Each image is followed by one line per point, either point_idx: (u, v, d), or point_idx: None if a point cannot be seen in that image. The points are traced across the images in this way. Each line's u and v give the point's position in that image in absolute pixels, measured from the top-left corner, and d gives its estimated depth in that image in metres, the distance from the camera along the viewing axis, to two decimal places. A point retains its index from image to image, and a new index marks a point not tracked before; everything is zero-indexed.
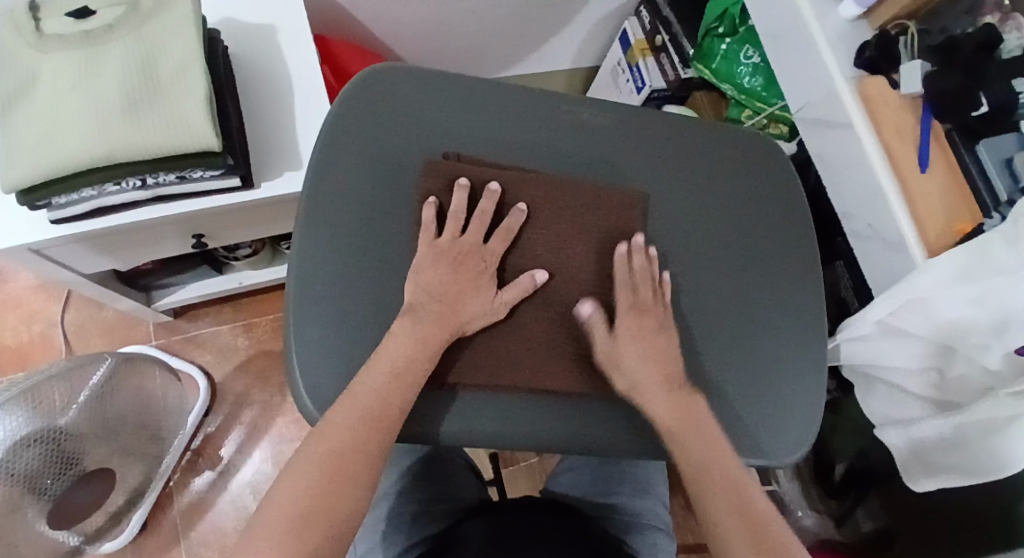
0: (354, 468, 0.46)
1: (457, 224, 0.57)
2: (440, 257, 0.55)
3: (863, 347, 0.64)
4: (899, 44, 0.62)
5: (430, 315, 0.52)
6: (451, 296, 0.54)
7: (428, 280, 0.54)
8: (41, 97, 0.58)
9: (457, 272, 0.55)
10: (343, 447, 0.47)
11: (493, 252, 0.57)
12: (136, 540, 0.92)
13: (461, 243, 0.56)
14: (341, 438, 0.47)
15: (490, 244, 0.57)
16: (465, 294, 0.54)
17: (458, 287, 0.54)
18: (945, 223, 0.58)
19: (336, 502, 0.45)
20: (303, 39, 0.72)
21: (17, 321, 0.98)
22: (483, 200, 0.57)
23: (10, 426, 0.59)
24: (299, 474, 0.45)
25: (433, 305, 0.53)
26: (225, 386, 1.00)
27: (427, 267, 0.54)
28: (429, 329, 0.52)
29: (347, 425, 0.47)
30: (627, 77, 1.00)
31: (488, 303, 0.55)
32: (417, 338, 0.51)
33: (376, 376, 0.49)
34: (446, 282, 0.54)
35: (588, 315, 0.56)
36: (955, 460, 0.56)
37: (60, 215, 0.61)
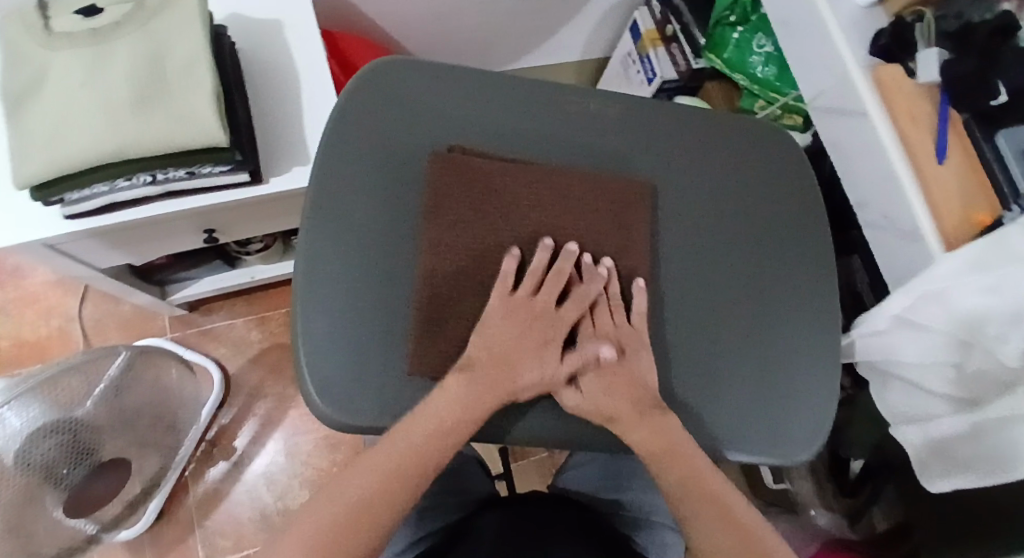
0: (376, 515, 0.47)
1: (534, 282, 0.54)
2: (511, 313, 0.53)
3: (878, 343, 0.63)
4: (915, 31, 0.59)
5: (486, 376, 0.51)
6: (511, 357, 0.52)
7: (494, 338, 0.52)
8: (51, 94, 0.59)
9: (525, 334, 0.53)
10: (366, 494, 0.47)
11: (567, 317, 0.55)
12: (153, 528, 0.94)
13: (532, 303, 0.54)
14: (365, 484, 0.48)
15: (565, 310, 0.55)
16: (527, 356, 0.53)
17: (520, 347, 0.53)
18: (960, 214, 0.56)
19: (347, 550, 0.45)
20: (309, 33, 0.73)
21: (37, 314, 1.01)
22: (564, 262, 0.55)
23: (26, 416, 0.61)
24: (322, 507, 0.47)
25: (490, 365, 0.52)
26: (239, 378, 1.01)
27: (501, 324, 0.53)
28: (484, 392, 0.51)
29: (379, 472, 0.48)
30: (638, 68, 0.99)
31: (552, 369, 0.53)
32: (468, 399, 0.50)
33: (416, 432, 0.49)
34: (510, 344, 0.53)
35: (608, 358, 0.53)
36: (970, 457, 0.55)
37: (74, 211, 0.62)
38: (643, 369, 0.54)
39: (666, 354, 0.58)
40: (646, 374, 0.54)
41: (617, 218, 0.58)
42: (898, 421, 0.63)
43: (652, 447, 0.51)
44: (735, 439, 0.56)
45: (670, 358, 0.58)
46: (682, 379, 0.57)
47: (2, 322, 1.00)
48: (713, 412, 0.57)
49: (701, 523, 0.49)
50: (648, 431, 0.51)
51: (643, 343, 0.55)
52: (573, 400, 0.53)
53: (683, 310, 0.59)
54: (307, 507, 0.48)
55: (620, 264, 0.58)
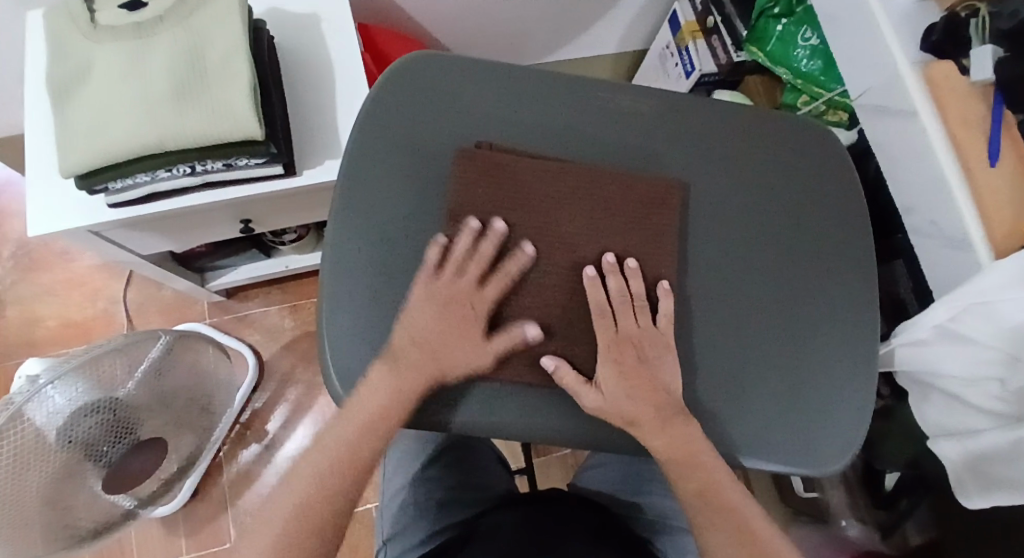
0: (320, 512, 0.49)
1: (456, 266, 0.53)
2: (430, 298, 0.52)
3: (917, 353, 0.60)
4: (970, 27, 0.56)
5: (410, 361, 0.51)
6: (438, 344, 0.51)
7: (418, 324, 0.51)
8: (96, 85, 0.61)
9: (447, 317, 0.52)
10: (318, 493, 0.50)
11: (486, 299, 0.53)
12: (188, 506, 0.97)
13: (454, 286, 0.53)
14: (314, 483, 0.50)
15: (486, 292, 0.53)
16: (452, 343, 0.52)
17: (444, 333, 0.52)
18: (1013, 222, 0.54)
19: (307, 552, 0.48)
20: (344, 27, 0.73)
21: (84, 295, 1.05)
22: (486, 244, 0.54)
23: (70, 395, 0.64)
24: (273, 514, 0.49)
25: (415, 351, 0.51)
26: (271, 364, 1.04)
27: (421, 313, 0.52)
28: (408, 380, 0.50)
29: (319, 469, 0.51)
30: (676, 60, 0.95)
31: (475, 357, 0.52)
32: (393, 387, 0.50)
33: (351, 425, 0.51)
34: (433, 330, 0.51)
35: (553, 368, 0.52)
36: (1012, 475, 0.53)
37: (117, 199, 0.64)
38: (666, 372, 0.53)
39: (691, 357, 0.56)
40: (668, 378, 0.53)
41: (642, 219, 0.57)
42: (936, 435, 0.61)
43: (671, 452, 0.50)
44: (759, 447, 0.55)
45: (695, 362, 0.56)
46: (707, 384, 0.56)
47: (52, 302, 1.04)
48: (738, 418, 0.55)
49: (716, 531, 0.49)
50: (668, 436, 0.50)
51: (667, 345, 0.54)
52: (594, 400, 0.51)
53: (709, 313, 0.58)
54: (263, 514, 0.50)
55: (645, 265, 0.57)
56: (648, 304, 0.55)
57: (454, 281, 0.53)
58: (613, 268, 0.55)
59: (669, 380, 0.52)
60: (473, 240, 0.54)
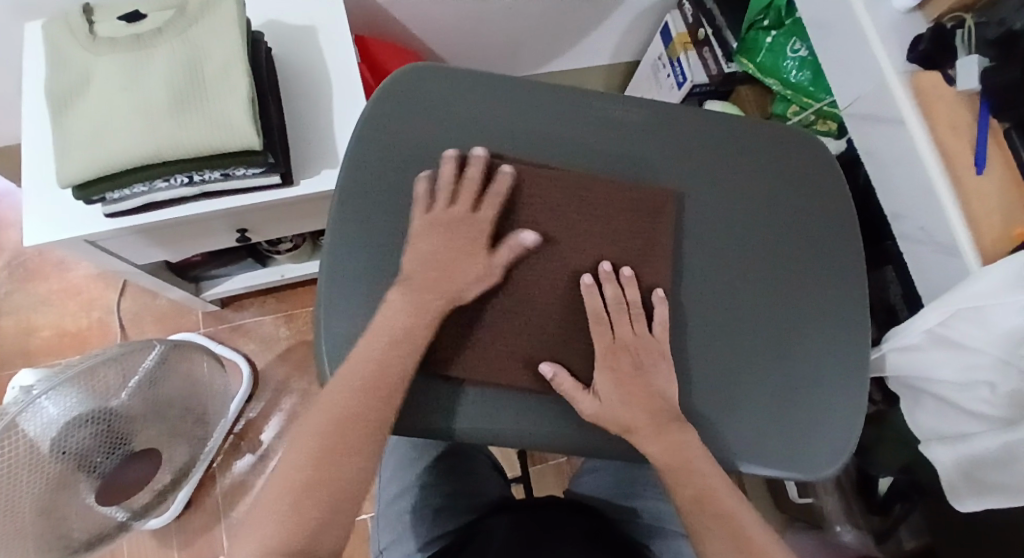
0: (358, 436, 0.47)
1: (449, 195, 0.55)
2: (433, 227, 0.54)
3: (909, 358, 0.61)
4: (956, 37, 0.58)
5: (421, 281, 0.52)
6: (445, 265, 0.53)
7: (423, 250, 0.53)
8: (96, 96, 0.62)
9: (451, 241, 0.54)
10: (354, 407, 0.47)
11: (485, 219, 0.55)
12: (181, 517, 0.96)
13: (451, 213, 0.54)
14: (342, 408, 0.47)
15: (482, 212, 0.55)
16: (459, 260, 0.53)
17: (450, 254, 0.53)
18: (1001, 229, 0.55)
19: (337, 479, 0.45)
20: (342, 38, 0.74)
21: (78, 305, 1.05)
22: (471, 168, 0.56)
23: (64, 405, 0.63)
24: (303, 445, 0.46)
25: (424, 273, 0.52)
26: (266, 374, 1.03)
27: (424, 238, 0.53)
28: (421, 297, 0.51)
29: (350, 394, 0.48)
30: (668, 72, 0.97)
31: (481, 269, 0.53)
32: (412, 306, 0.51)
33: (377, 344, 0.49)
34: (439, 253, 0.53)
35: (553, 373, 0.52)
36: (1006, 477, 0.54)
37: (114, 210, 0.64)
38: (662, 378, 0.53)
39: (686, 363, 0.57)
40: (664, 384, 0.53)
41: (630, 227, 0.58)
42: (928, 439, 0.62)
43: (668, 456, 0.50)
44: (753, 451, 0.55)
45: (691, 368, 0.57)
46: (702, 389, 0.56)
47: (45, 311, 1.04)
48: (734, 423, 0.56)
49: (713, 535, 0.49)
50: (665, 441, 0.51)
51: (662, 353, 0.55)
52: (591, 406, 0.52)
53: (704, 319, 0.58)
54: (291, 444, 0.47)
55: (640, 274, 0.57)
56: (644, 313, 0.56)
57: (451, 208, 0.55)
58: (610, 277, 0.56)
59: (666, 386, 0.53)
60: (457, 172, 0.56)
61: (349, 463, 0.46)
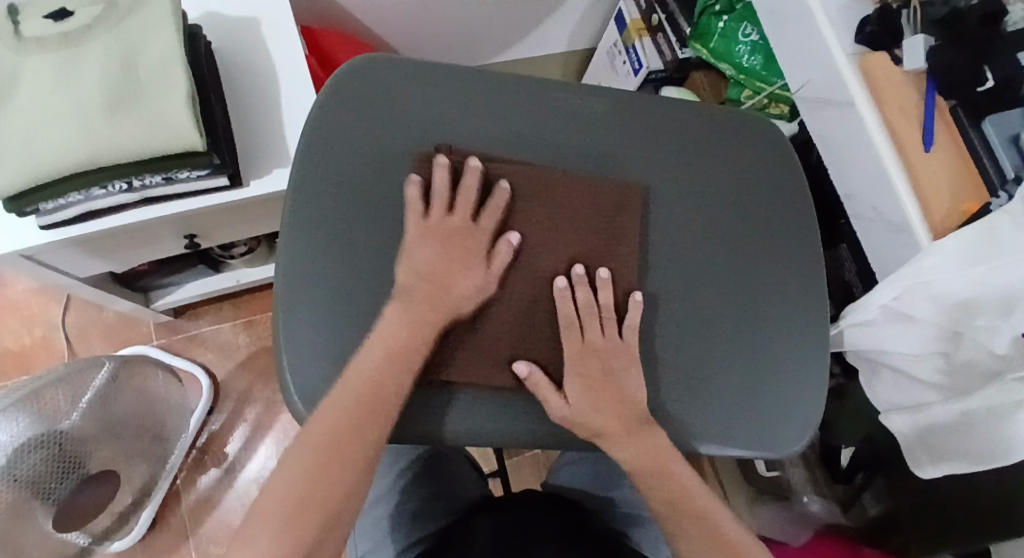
0: (351, 453, 0.46)
1: (444, 203, 0.55)
2: (427, 237, 0.53)
3: (865, 333, 0.63)
4: (901, 17, 0.60)
5: (418, 299, 0.51)
6: (441, 278, 0.52)
7: (418, 262, 0.52)
8: (23, 101, 0.58)
9: (447, 250, 0.54)
10: (348, 424, 0.46)
11: (483, 230, 0.55)
12: (146, 538, 0.93)
13: (447, 223, 0.54)
14: (336, 424, 0.46)
15: (480, 223, 0.55)
16: (455, 272, 0.53)
17: (447, 268, 0.53)
18: (949, 204, 0.56)
19: (332, 495, 0.44)
20: (287, 28, 0.71)
21: (18, 323, 0.99)
22: (467, 177, 0.55)
23: (11, 430, 0.60)
24: (293, 461, 0.45)
25: (422, 287, 0.52)
26: (227, 384, 1.00)
27: (422, 246, 0.53)
28: (417, 313, 0.51)
29: (342, 409, 0.47)
30: (624, 59, 0.97)
31: (479, 281, 0.54)
32: (408, 322, 0.50)
33: (368, 367, 0.48)
34: (436, 264, 0.53)
35: (525, 375, 0.52)
36: (957, 445, 0.56)
37: (50, 221, 0.60)
38: (632, 383, 0.53)
39: (656, 353, 0.57)
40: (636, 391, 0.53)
41: (603, 341, 0.54)
42: (887, 411, 0.63)
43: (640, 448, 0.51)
44: (727, 439, 0.56)
45: (661, 357, 0.57)
46: (670, 378, 0.57)
47: None
48: (705, 410, 0.56)
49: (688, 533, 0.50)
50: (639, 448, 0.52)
51: (632, 357, 0.54)
52: (561, 409, 0.52)
53: (674, 305, 0.59)
54: (283, 461, 0.46)
55: (615, 273, 0.57)
56: (614, 316, 0.55)
57: (447, 218, 0.55)
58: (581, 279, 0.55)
59: (636, 392, 0.53)
60: (447, 178, 0.55)
61: (345, 483, 0.45)
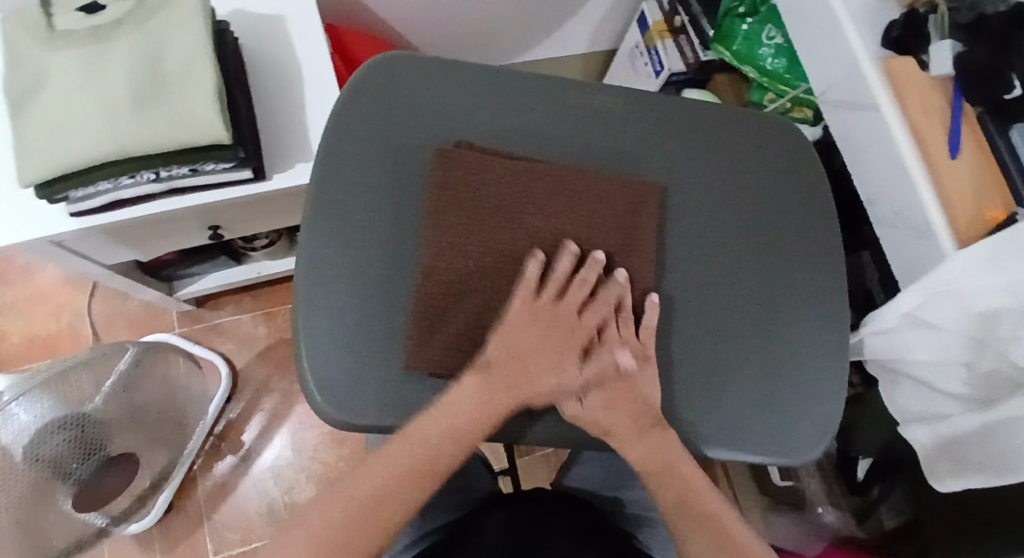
0: (387, 515, 0.48)
1: (558, 287, 0.54)
2: (533, 319, 0.53)
3: (886, 340, 0.62)
4: (928, 23, 0.58)
5: (499, 378, 0.51)
6: (529, 362, 0.52)
7: (514, 344, 0.52)
8: (55, 92, 0.59)
9: (548, 341, 0.53)
10: (391, 488, 0.49)
11: (589, 325, 0.54)
12: (163, 523, 0.95)
13: (558, 309, 0.53)
14: (411, 456, 0.49)
15: (588, 315, 0.54)
16: (546, 363, 0.52)
17: (541, 360, 0.52)
18: (973, 211, 0.55)
19: (367, 539, 0.47)
20: (312, 26, 0.72)
21: (45, 309, 1.02)
22: (590, 269, 0.54)
23: (35, 411, 0.62)
24: (335, 505, 0.48)
25: (507, 368, 0.52)
26: (245, 373, 1.02)
27: (520, 329, 0.52)
28: (494, 392, 0.51)
29: (393, 471, 0.49)
30: (646, 60, 0.97)
31: (571, 381, 0.52)
32: (479, 401, 0.51)
33: (428, 436, 0.49)
34: (529, 348, 0.52)
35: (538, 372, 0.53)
36: (979, 457, 0.54)
37: (80, 209, 0.62)
38: (646, 384, 0.53)
39: (669, 354, 0.57)
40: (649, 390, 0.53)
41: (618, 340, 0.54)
42: (906, 420, 0.62)
43: (646, 445, 0.52)
44: (739, 441, 0.56)
45: (674, 357, 0.57)
46: (682, 379, 0.57)
47: (12, 316, 1.01)
48: (717, 411, 0.56)
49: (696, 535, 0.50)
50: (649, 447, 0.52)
51: (646, 358, 0.54)
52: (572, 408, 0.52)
53: (688, 307, 0.58)
54: (324, 496, 0.49)
55: (632, 274, 0.57)
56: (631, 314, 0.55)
57: (539, 297, 0.53)
58: (598, 265, 0.55)
59: (650, 392, 0.53)
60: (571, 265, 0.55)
61: (373, 542, 0.47)
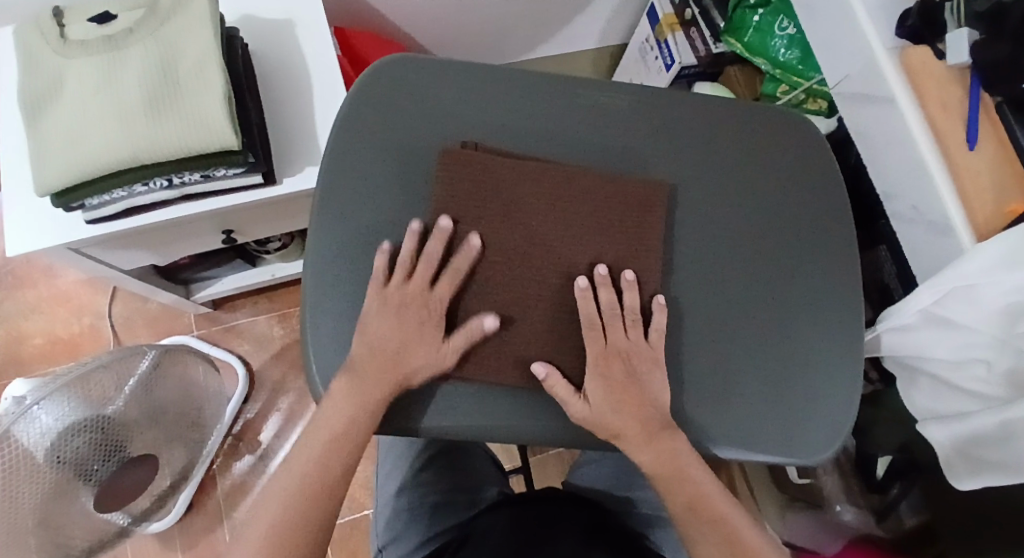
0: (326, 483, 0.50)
1: (404, 270, 0.53)
2: (384, 307, 0.52)
3: (904, 337, 0.61)
4: (945, 11, 0.56)
5: (369, 370, 0.50)
6: (398, 349, 0.51)
7: (373, 333, 0.51)
8: (70, 102, 0.60)
9: (403, 323, 0.52)
10: (323, 456, 0.51)
11: (439, 298, 0.53)
12: (183, 520, 0.97)
13: (405, 290, 0.53)
14: (329, 423, 0.51)
15: (438, 290, 0.53)
16: (410, 344, 0.52)
17: (401, 340, 0.51)
18: (993, 206, 0.53)
19: (314, 510, 0.49)
20: (319, 30, 0.73)
21: (69, 311, 1.04)
22: (431, 241, 0.53)
23: (58, 414, 0.63)
24: (278, 489, 0.50)
25: (373, 359, 0.51)
26: (262, 374, 1.03)
27: (379, 320, 0.52)
28: (366, 388, 0.50)
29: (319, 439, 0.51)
30: (656, 54, 0.96)
31: (435, 355, 0.52)
32: (357, 394, 0.50)
33: (338, 406, 0.51)
34: (390, 337, 0.51)
35: (544, 375, 0.52)
36: (997, 456, 0.53)
37: (96, 215, 0.63)
38: (655, 388, 0.53)
39: (678, 355, 0.56)
40: (658, 392, 0.53)
41: (629, 345, 0.54)
42: (925, 419, 0.61)
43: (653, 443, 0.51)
44: (749, 442, 0.55)
45: (682, 358, 0.56)
46: (692, 380, 0.56)
47: (37, 319, 1.04)
48: (727, 412, 0.55)
49: None
50: (657, 448, 0.51)
51: (656, 360, 0.54)
52: (580, 410, 0.52)
53: (697, 307, 0.58)
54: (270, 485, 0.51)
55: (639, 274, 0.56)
56: (642, 319, 0.55)
57: (389, 284, 0.53)
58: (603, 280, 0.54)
59: (658, 394, 0.53)
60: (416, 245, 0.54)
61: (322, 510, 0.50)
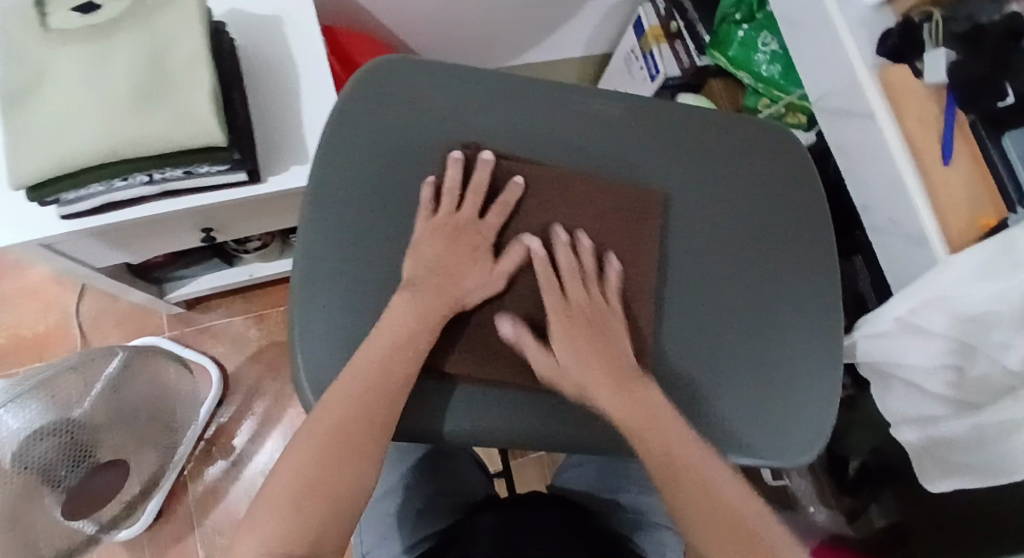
0: (360, 440, 0.45)
1: (453, 199, 0.55)
2: (437, 230, 0.54)
3: (881, 344, 0.63)
4: (922, 32, 0.59)
5: (428, 286, 0.52)
6: (449, 267, 0.53)
7: (426, 254, 0.53)
8: (51, 93, 0.58)
9: (456, 244, 0.54)
10: (358, 411, 0.46)
11: (490, 226, 0.56)
12: (151, 527, 0.93)
13: (458, 217, 0.55)
14: (365, 379, 0.47)
15: (487, 219, 0.56)
16: (462, 265, 0.54)
17: (456, 259, 0.54)
18: (967, 218, 0.56)
19: (348, 473, 0.44)
20: (309, 27, 0.72)
21: (33, 310, 1.00)
22: (478, 171, 0.57)
23: (24, 417, 0.61)
24: (304, 449, 0.44)
25: (431, 278, 0.52)
26: (237, 376, 1.01)
27: (431, 241, 0.54)
28: (428, 303, 0.51)
29: (352, 398, 0.46)
30: (641, 64, 0.98)
31: (486, 274, 0.54)
32: (416, 310, 0.50)
33: (377, 354, 0.48)
34: (445, 254, 0.53)
35: (510, 333, 0.53)
36: (966, 459, 0.56)
37: (70, 211, 0.61)
38: None
39: (670, 359, 0.57)
40: None
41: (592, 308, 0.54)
42: (898, 422, 0.63)
43: (645, 418, 0.48)
44: (740, 445, 0.56)
45: (675, 363, 0.57)
46: (683, 384, 0.57)
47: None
48: (718, 416, 0.57)
49: None
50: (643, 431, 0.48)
51: None
52: (546, 365, 0.52)
53: (688, 312, 0.59)
54: (291, 447, 0.45)
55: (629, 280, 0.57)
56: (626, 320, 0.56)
57: (437, 214, 0.55)
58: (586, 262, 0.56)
59: None
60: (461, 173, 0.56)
61: (357, 472, 0.44)
